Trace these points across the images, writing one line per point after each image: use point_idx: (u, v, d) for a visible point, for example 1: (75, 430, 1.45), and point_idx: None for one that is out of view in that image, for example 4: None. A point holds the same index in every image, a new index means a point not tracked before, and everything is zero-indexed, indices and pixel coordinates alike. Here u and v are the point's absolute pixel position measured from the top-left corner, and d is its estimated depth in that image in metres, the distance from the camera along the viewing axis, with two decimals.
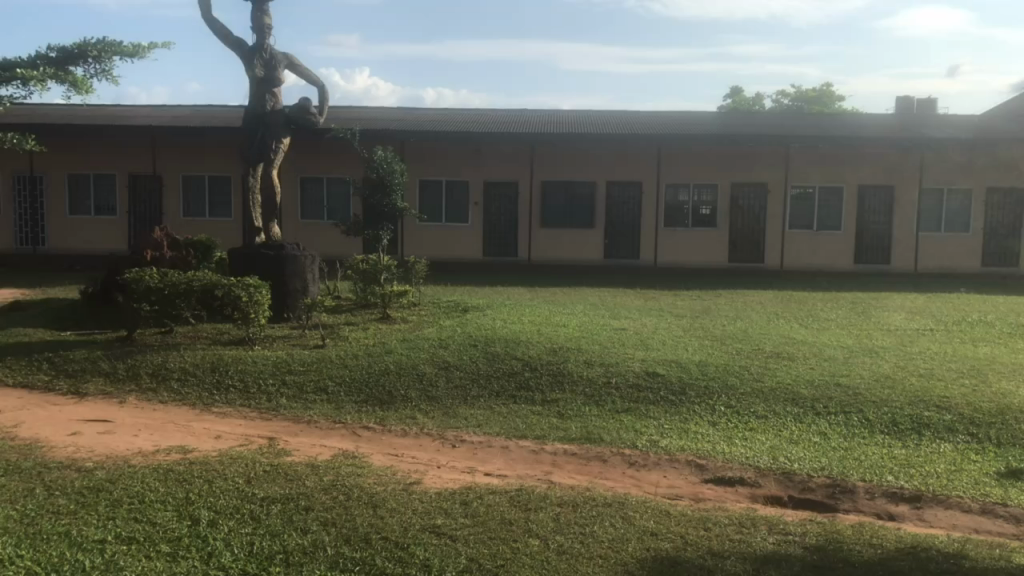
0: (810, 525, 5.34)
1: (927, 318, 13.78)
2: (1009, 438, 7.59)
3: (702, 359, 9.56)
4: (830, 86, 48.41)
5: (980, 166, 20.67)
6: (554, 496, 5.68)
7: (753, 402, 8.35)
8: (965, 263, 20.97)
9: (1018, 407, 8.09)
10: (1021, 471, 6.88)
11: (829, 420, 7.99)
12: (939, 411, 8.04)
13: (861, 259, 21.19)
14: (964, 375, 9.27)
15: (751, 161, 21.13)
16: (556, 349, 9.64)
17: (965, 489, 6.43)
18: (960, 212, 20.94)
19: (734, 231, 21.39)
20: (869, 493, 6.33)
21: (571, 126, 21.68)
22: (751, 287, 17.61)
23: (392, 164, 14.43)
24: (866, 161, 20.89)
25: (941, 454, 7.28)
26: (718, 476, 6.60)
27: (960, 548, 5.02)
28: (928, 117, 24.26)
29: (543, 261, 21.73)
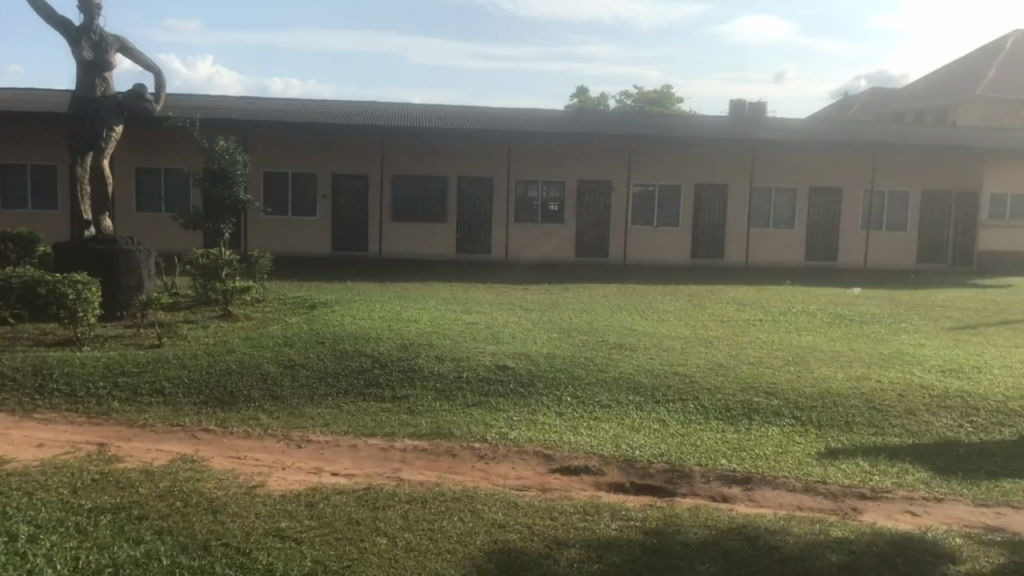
0: (650, 510, 5.55)
1: (756, 309, 14.66)
2: (828, 420, 8.19)
3: (550, 351, 9.77)
4: (668, 88, 50.67)
5: (804, 167, 22.17)
6: (403, 493, 5.64)
7: (597, 392, 8.61)
8: (791, 257, 22.45)
9: (836, 391, 8.73)
10: (838, 451, 7.44)
11: (668, 407, 8.35)
12: (768, 397, 8.56)
13: (698, 253, 22.26)
14: (789, 363, 9.92)
15: (596, 159, 21.75)
16: (406, 345, 9.57)
17: (789, 469, 6.88)
18: (786, 209, 22.38)
19: (580, 226, 21.96)
20: (704, 477, 6.66)
21: (421, 120, 21.60)
22: (597, 281, 18.14)
23: (234, 155, 13.82)
24: (702, 161, 21.94)
25: (768, 437, 7.76)
26: (565, 466, 6.77)
27: (785, 525, 5.36)
28: (759, 120, 25.73)
29: (393, 256, 21.55)
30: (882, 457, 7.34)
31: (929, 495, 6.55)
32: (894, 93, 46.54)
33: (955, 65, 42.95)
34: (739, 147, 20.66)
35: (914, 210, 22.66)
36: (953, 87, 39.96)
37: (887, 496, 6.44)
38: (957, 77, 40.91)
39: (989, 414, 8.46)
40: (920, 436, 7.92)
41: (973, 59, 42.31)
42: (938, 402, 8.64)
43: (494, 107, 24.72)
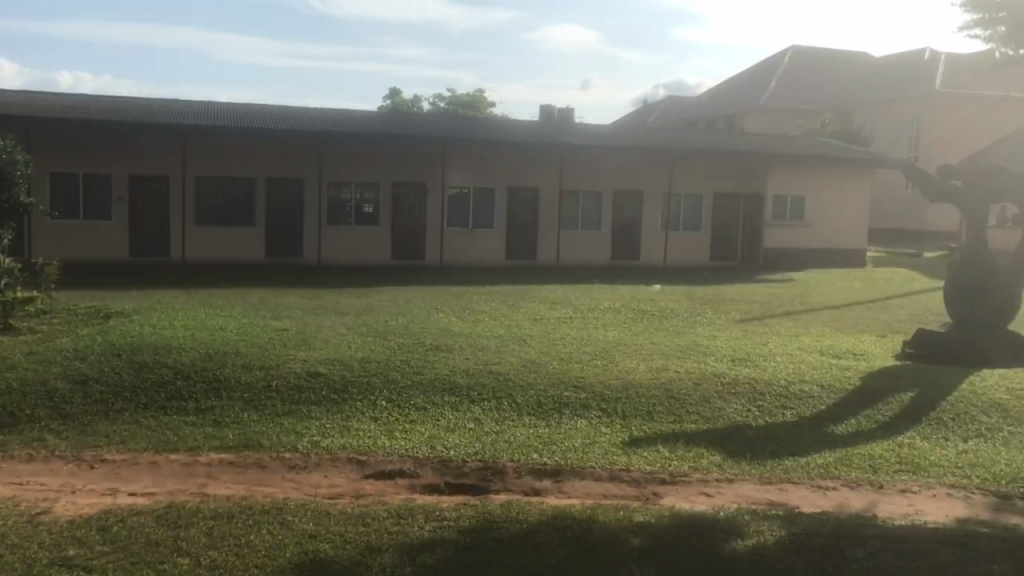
0: (464, 509, 5.60)
1: (567, 307, 15.18)
2: (632, 411, 8.62)
3: (364, 355, 9.65)
4: (479, 92, 51.49)
5: (608, 170, 23.20)
6: (208, 509, 5.39)
7: (412, 395, 8.60)
8: (599, 257, 23.39)
9: (639, 383, 9.19)
10: (641, 440, 7.85)
11: (482, 406, 8.48)
12: (577, 391, 8.89)
13: (512, 254, 22.69)
14: (597, 357, 10.34)
15: (410, 161, 21.73)
16: (212, 354, 9.15)
17: (596, 459, 7.17)
18: (593, 211, 23.33)
19: (395, 229, 21.83)
20: (516, 472, 6.82)
21: (226, 119, 20.74)
22: (413, 283, 18.12)
23: (13, 155, 12.61)
24: (514, 164, 22.45)
25: (577, 430, 8.06)
26: (379, 471, 6.72)
27: (591, 514, 5.59)
28: (567, 125, 26.65)
29: (197, 261, 20.49)
30: (680, 443, 7.81)
31: (721, 476, 7.05)
32: (688, 101, 49.66)
33: (742, 76, 46.43)
34: (548, 150, 21.34)
35: (708, 211, 24.25)
36: (739, 97, 43.17)
37: (685, 480, 6.87)
38: (744, 88, 44.22)
39: (773, 397, 9.20)
40: (714, 422, 8.51)
41: (757, 71, 45.90)
42: (730, 388, 9.30)
43: (304, 107, 24.13)
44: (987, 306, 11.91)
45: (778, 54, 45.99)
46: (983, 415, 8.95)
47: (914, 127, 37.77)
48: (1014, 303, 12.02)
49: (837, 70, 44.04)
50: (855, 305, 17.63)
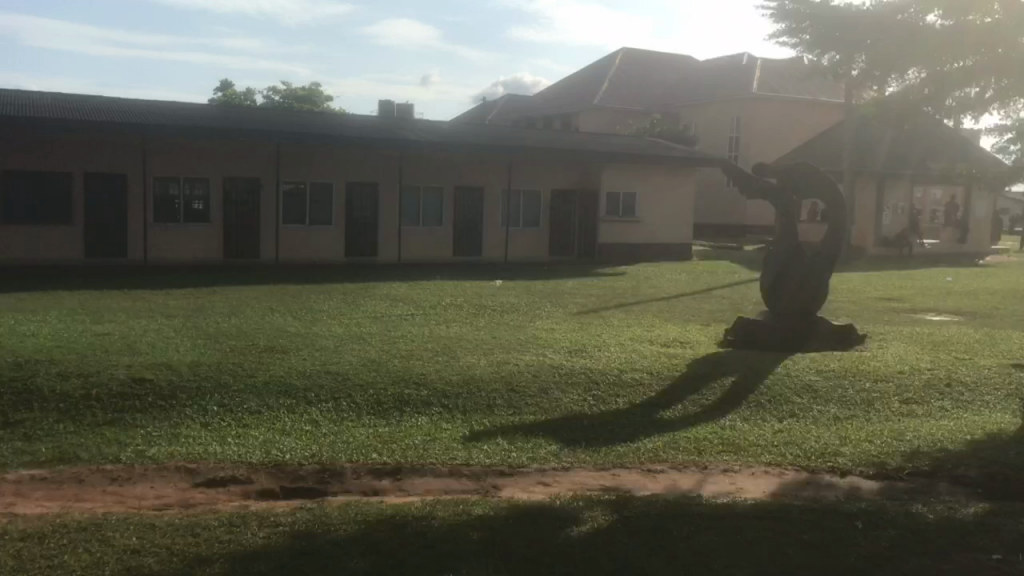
0: (300, 513, 5.47)
1: (407, 304, 15.11)
2: (471, 406, 8.70)
3: (194, 358, 9.23)
4: (315, 86, 50.44)
5: (447, 167, 23.31)
6: (17, 530, 4.99)
7: (246, 398, 8.32)
8: (439, 253, 23.44)
9: (479, 377, 9.28)
10: (481, 434, 7.94)
11: (320, 408, 8.32)
12: (417, 388, 8.87)
13: (351, 252, 22.33)
14: (437, 353, 10.36)
15: (243, 156, 20.94)
16: (22, 363, 8.48)
17: (436, 455, 7.19)
18: (433, 208, 23.36)
19: (228, 226, 21.00)
20: (355, 473, 6.74)
21: (37, 110, 19.27)
22: (246, 283, 17.50)
23: None
24: (352, 160, 22.10)
25: (417, 427, 8.05)
26: (209, 479, 6.45)
27: (430, 510, 5.59)
28: (406, 121, 26.51)
29: (5, 263, 18.95)
30: (518, 435, 7.96)
31: (558, 465, 7.25)
32: (526, 99, 50.62)
33: (577, 76, 47.75)
34: (386, 146, 21.17)
35: (545, 207, 24.81)
36: (574, 96, 44.42)
37: (523, 471, 7.02)
38: (579, 87, 45.49)
39: (607, 386, 9.54)
40: (551, 412, 8.73)
41: (590, 70, 47.30)
42: (567, 379, 9.56)
43: (126, 98, 22.79)
44: (799, 295, 12.82)
45: (610, 55, 47.61)
46: (796, 396, 9.65)
47: (735, 127, 40.16)
48: (822, 291, 13.00)
49: (665, 72, 46.08)
50: (683, 296, 18.54)
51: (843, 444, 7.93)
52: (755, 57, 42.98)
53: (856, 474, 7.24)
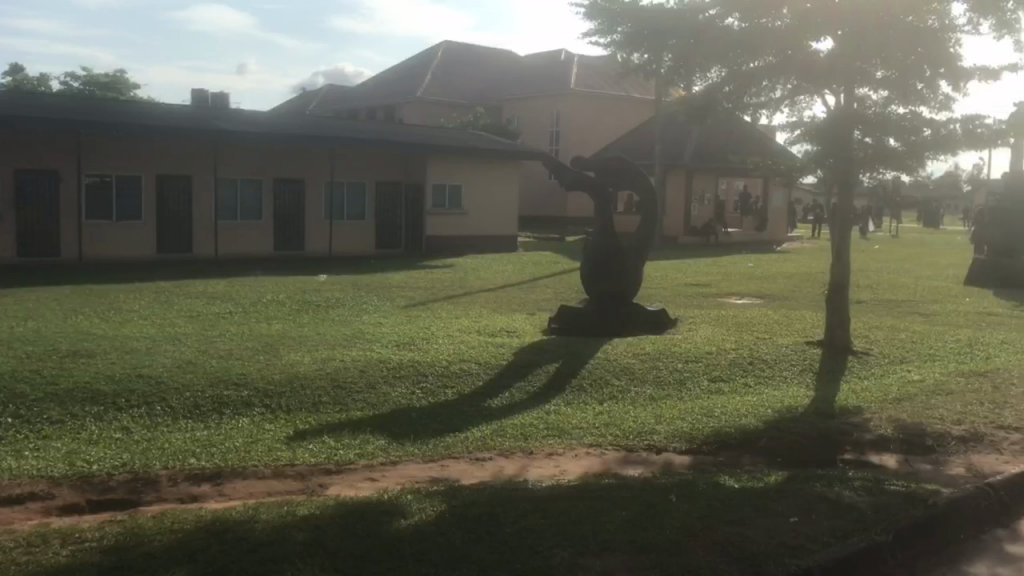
0: (109, 526, 5.14)
1: (226, 301, 14.51)
2: (296, 404, 8.48)
3: None
4: (119, 72, 47.37)
5: (266, 159, 22.56)
6: None
7: (46, 408, 7.72)
8: (259, 248, 22.69)
9: (303, 374, 9.06)
10: (306, 432, 7.77)
11: (131, 414, 7.86)
12: (237, 388, 8.54)
13: (164, 248, 21.16)
14: (259, 352, 10.02)
15: (38, 146, 19.33)
16: None
17: (259, 457, 6.96)
18: (252, 201, 22.54)
19: (22, 223, 19.34)
20: (171, 480, 6.42)
21: None
22: (45, 283, 16.19)
23: None
24: (163, 152, 20.91)
25: (238, 429, 7.76)
26: (5, 497, 5.95)
27: (253, 514, 5.40)
28: (221, 110, 25.39)
29: None
30: (345, 431, 7.85)
31: (386, 460, 7.20)
32: (346, 90, 49.78)
33: (399, 68, 47.51)
34: (199, 137, 20.20)
35: (368, 201, 24.59)
36: (396, 88, 44.14)
37: (350, 468, 6.91)
38: (401, 79, 45.28)
39: (434, 378, 9.57)
40: (379, 407, 8.66)
41: (411, 63, 47.18)
42: (393, 372, 9.51)
43: None
44: (617, 282, 13.36)
45: (433, 47, 47.71)
46: (615, 378, 10.08)
47: (555, 122, 41.38)
48: (638, 278, 13.62)
49: (486, 65, 46.67)
50: (508, 286, 18.88)
51: (658, 422, 8.37)
52: (572, 53, 44.31)
53: (670, 450, 7.66)
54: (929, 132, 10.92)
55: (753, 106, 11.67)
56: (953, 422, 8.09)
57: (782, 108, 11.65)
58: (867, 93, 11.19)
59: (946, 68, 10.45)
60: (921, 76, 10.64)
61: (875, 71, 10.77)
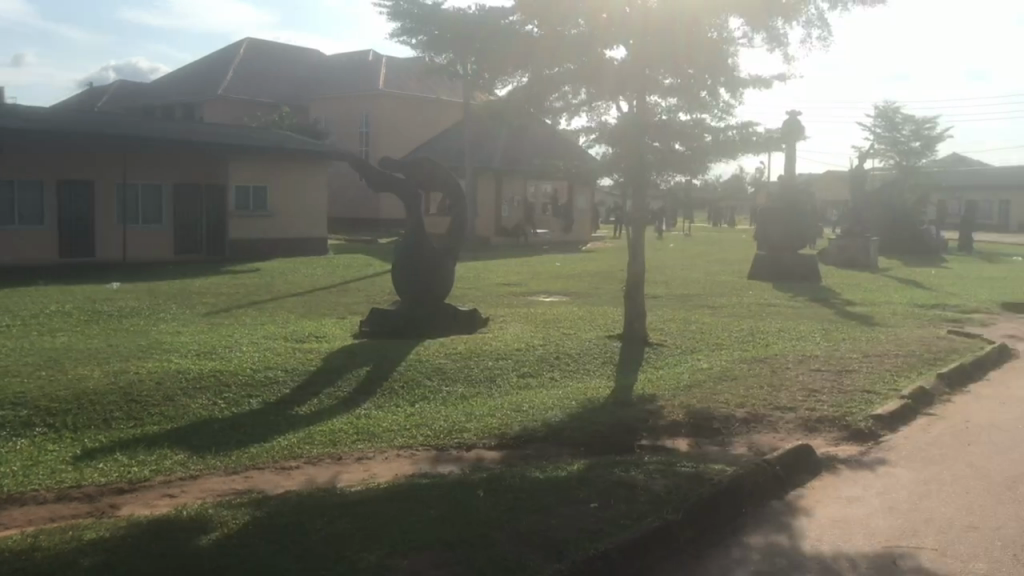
0: None
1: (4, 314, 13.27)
2: (83, 422, 7.92)
3: None
4: None
5: (48, 159, 20.87)
6: None
7: None
8: (42, 255, 20.94)
9: (92, 389, 8.47)
10: (96, 451, 7.27)
11: None
12: (15, 409, 7.87)
13: None
14: (40, 367, 9.26)
15: None
16: None
17: (40, 480, 6.45)
18: (33, 205, 20.79)
19: None
20: None
21: None
22: None
23: None
24: None
25: (16, 453, 7.15)
26: None
27: (33, 541, 5.00)
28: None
29: None
30: (139, 448, 7.41)
31: (185, 475, 6.86)
32: (139, 87, 46.88)
33: (197, 64, 45.32)
34: None
35: (166, 203, 23.32)
36: (195, 85, 42.08)
37: (145, 486, 6.54)
38: (200, 76, 43.23)
39: (239, 387, 9.22)
40: (178, 420, 8.23)
41: (210, 60, 45.14)
42: (194, 383, 9.08)
43: None
44: (427, 283, 13.41)
45: (236, 44, 45.91)
46: (425, 379, 10.12)
47: (365, 123, 40.99)
48: (448, 279, 13.71)
49: (293, 64, 45.47)
50: (317, 290, 18.50)
51: (469, 420, 8.49)
52: (381, 55, 44.04)
53: (479, 447, 7.78)
54: (710, 139, 11.85)
55: (554, 109, 12.07)
56: (737, 406, 8.74)
57: (582, 112, 12.09)
58: (657, 101, 11.87)
59: (726, 77, 11.28)
60: (704, 85, 11.42)
61: (663, 79, 11.45)
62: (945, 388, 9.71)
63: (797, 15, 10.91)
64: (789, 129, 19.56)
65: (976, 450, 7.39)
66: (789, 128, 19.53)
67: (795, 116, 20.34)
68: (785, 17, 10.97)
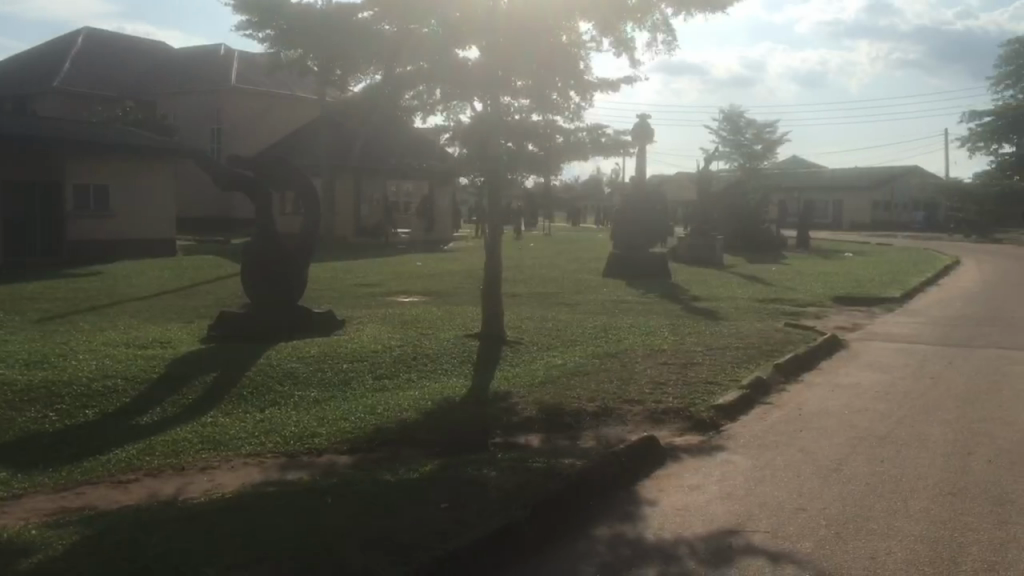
0: None
1: None
2: None
3: None
4: None
5: None
6: None
7: None
8: None
9: None
10: None
11: None
12: None
13: None
14: None
15: None
16: None
17: None
18: None
19: None
20: None
21: None
22: None
23: None
24: None
25: None
26: None
27: None
28: None
29: None
30: None
31: (8, 495, 6.40)
32: None
33: (27, 54, 42.30)
34: None
35: None
36: (26, 76, 39.27)
37: None
38: (32, 66, 40.39)
39: (72, 399, 8.68)
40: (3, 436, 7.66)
41: (41, 49, 42.25)
42: (21, 396, 8.48)
43: None
44: (279, 285, 13.02)
45: (72, 33, 43.13)
46: (277, 384, 9.82)
47: (216, 119, 39.49)
48: (303, 280, 13.36)
49: (135, 56, 43.19)
50: (164, 293, 17.69)
51: (320, 424, 8.29)
52: (232, 49, 42.54)
53: (331, 452, 7.62)
54: (561, 139, 12.16)
55: (410, 107, 11.95)
56: (588, 400, 8.95)
57: (437, 111, 12.08)
58: (509, 101, 11.89)
59: (575, 80, 11.50)
60: (555, 87, 11.58)
61: (515, 81, 11.49)
62: (780, 378, 10.27)
63: (643, 20, 11.26)
64: (639, 131, 20.23)
65: (806, 436, 7.85)
66: (639, 130, 20.20)
67: (644, 119, 21.07)
68: (632, 23, 11.31)
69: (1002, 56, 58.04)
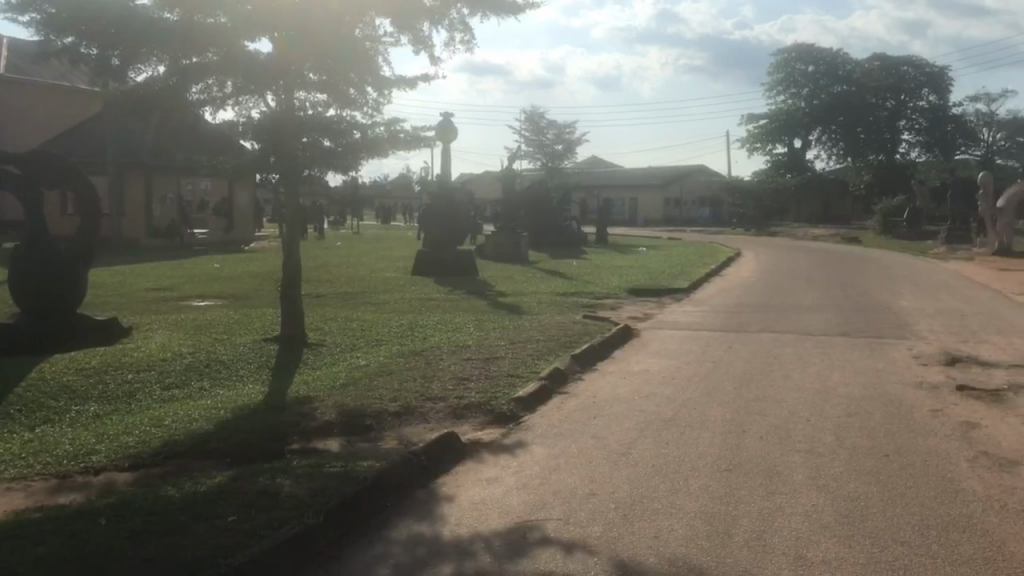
0: None
1: None
2: None
3: None
4: None
5: None
6: None
7: None
8: None
9: None
10: None
11: None
12: None
13: None
14: None
15: None
16: None
17: None
18: None
19: None
20: None
21: None
22: None
23: None
24: None
25: None
26: None
27: None
28: None
29: None
30: None
31: None
32: None
33: None
34: None
35: None
36: None
37: None
38: None
39: None
40: None
41: None
42: None
43: None
44: (55, 293, 11.93)
45: None
46: (52, 400, 9.00)
47: None
48: (82, 287, 12.31)
49: None
50: None
51: (100, 440, 7.69)
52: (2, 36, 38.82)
53: (111, 469, 7.07)
54: (359, 135, 11.54)
55: (199, 102, 11.19)
56: (390, 400, 8.83)
57: (226, 105, 11.41)
58: (304, 97, 11.55)
59: (372, 76, 11.35)
60: (350, 82, 11.35)
61: (309, 74, 11.21)
62: (577, 369, 10.63)
63: (440, 19, 11.36)
64: (443, 129, 20.29)
65: (599, 422, 8.16)
66: (443, 128, 20.25)
67: (448, 118, 21.17)
68: (429, 21, 11.36)
69: (774, 64, 63.15)
